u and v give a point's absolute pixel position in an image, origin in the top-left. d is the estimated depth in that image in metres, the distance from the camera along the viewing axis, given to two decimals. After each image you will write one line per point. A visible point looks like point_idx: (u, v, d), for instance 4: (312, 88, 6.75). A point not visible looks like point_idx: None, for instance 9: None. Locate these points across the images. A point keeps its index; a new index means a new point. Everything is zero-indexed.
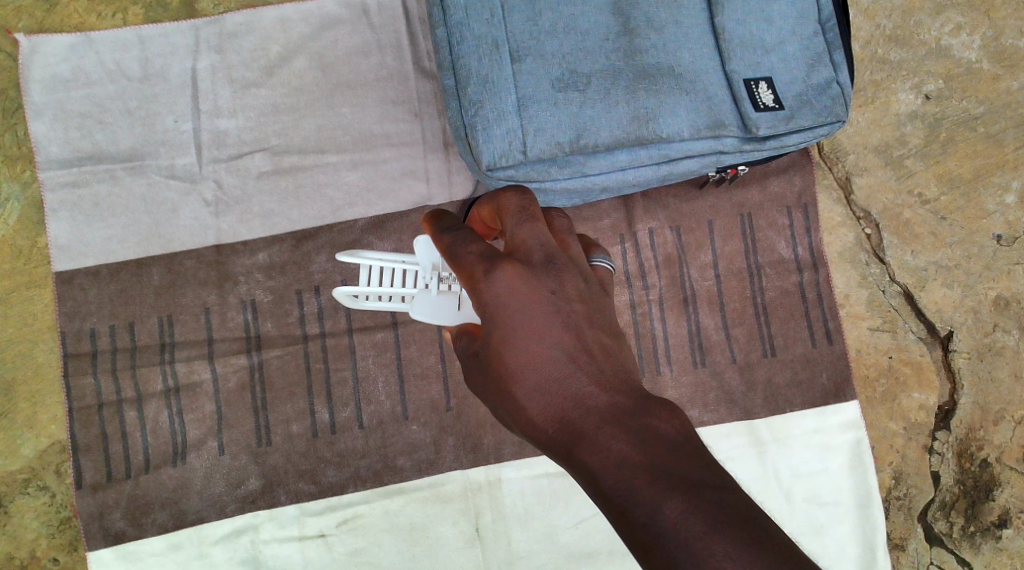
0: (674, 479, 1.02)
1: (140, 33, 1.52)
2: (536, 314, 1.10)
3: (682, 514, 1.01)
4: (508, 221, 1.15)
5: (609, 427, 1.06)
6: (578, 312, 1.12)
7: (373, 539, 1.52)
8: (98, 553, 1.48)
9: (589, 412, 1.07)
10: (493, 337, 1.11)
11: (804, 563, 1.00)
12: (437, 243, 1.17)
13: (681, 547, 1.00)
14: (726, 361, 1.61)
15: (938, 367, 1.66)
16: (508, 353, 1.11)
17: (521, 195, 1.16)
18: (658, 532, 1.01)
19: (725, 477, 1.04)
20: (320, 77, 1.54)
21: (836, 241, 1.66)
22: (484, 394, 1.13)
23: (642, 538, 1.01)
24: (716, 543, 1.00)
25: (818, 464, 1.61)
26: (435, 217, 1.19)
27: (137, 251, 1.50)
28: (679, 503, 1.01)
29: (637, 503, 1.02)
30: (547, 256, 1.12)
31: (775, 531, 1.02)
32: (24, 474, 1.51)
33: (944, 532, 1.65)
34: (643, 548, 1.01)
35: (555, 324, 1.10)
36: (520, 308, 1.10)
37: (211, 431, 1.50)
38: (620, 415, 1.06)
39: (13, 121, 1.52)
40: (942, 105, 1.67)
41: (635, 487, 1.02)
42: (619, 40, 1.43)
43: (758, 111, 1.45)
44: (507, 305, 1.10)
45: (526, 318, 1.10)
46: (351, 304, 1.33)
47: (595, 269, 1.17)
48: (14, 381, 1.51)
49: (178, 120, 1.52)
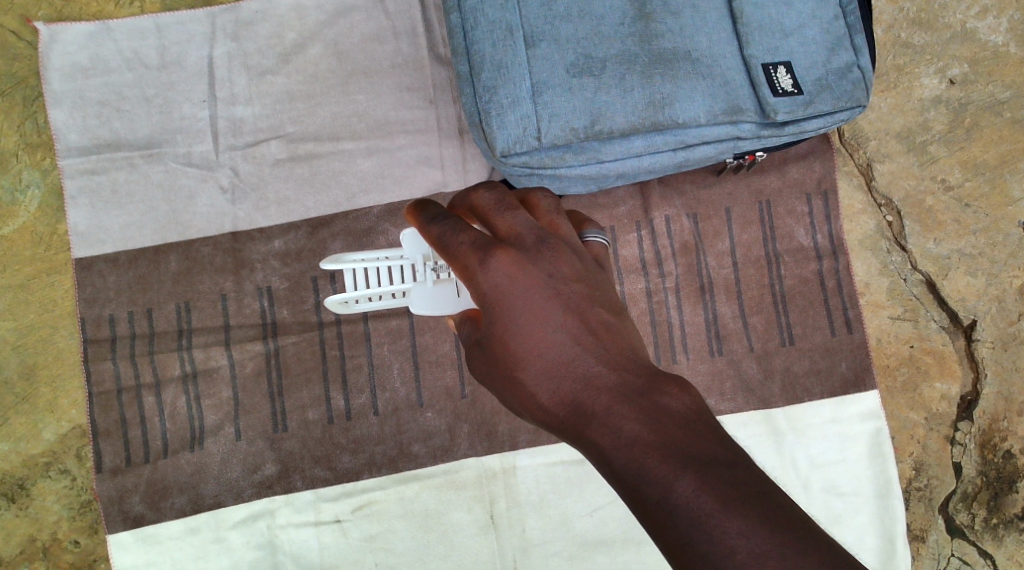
0: (685, 457, 1.02)
1: (158, 21, 1.54)
2: (539, 296, 1.08)
3: (694, 492, 1.00)
4: (488, 215, 1.12)
5: (618, 406, 1.05)
6: (580, 291, 1.10)
7: (388, 525, 1.52)
8: (118, 536, 1.50)
9: (598, 392, 1.06)
10: (496, 322, 1.09)
11: (820, 537, 0.99)
12: (425, 234, 1.12)
13: (696, 526, 1.00)
14: (744, 350, 1.60)
15: (960, 356, 1.63)
16: (515, 338, 1.09)
17: (492, 188, 1.13)
18: (672, 511, 1.00)
19: (737, 452, 1.03)
20: (335, 64, 1.54)
21: (856, 228, 1.64)
22: (489, 380, 1.12)
23: (656, 517, 1.01)
24: (730, 520, 0.99)
25: (836, 454, 1.60)
26: (417, 206, 1.14)
27: (156, 238, 1.52)
28: (692, 481, 1.00)
29: (649, 483, 1.02)
30: (540, 237, 1.10)
31: (789, 504, 1.01)
32: (46, 457, 1.53)
33: (965, 524, 1.63)
34: (657, 527, 1.01)
35: (559, 305, 1.09)
36: (522, 291, 1.08)
37: (228, 416, 1.51)
38: (629, 395, 1.05)
39: (33, 109, 1.54)
40: (967, 90, 1.64)
41: (646, 466, 1.02)
42: (635, 25, 1.42)
43: (776, 96, 1.43)
44: (508, 289, 1.08)
45: (530, 301, 1.08)
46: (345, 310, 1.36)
47: (589, 246, 1.15)
48: (35, 366, 1.53)
49: (194, 107, 1.53)
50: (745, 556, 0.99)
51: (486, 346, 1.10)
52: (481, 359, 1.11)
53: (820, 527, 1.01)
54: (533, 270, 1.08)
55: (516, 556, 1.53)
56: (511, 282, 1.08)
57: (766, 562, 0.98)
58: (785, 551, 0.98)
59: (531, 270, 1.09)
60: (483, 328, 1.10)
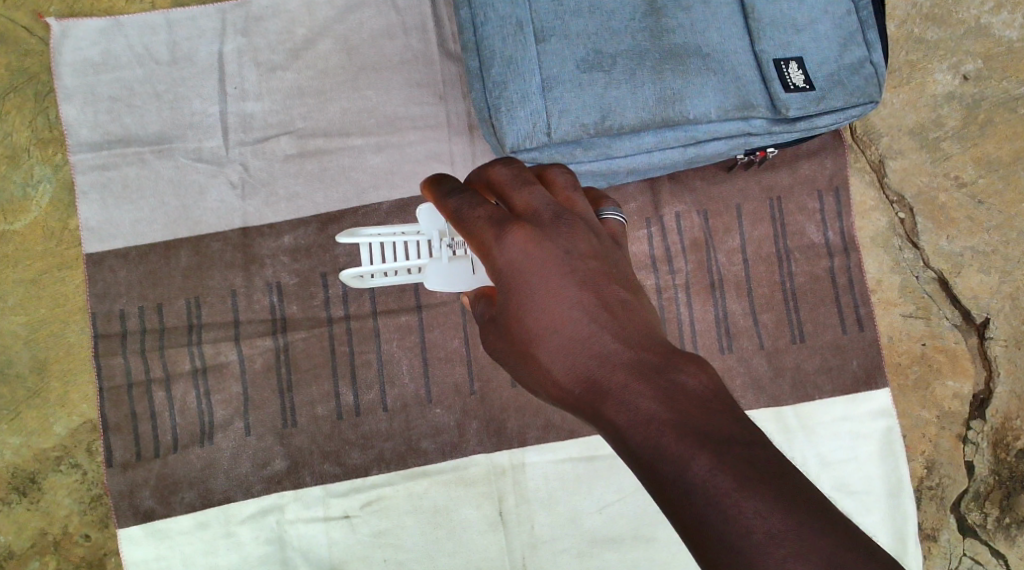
0: (702, 435, 1.01)
1: (169, 17, 1.54)
2: (555, 272, 1.08)
3: (710, 471, 1.00)
4: (505, 191, 1.11)
5: (634, 384, 1.05)
6: (597, 268, 1.09)
7: (397, 521, 1.53)
8: (128, 531, 1.50)
9: (614, 369, 1.06)
10: (512, 297, 1.09)
11: (837, 518, 0.99)
12: (443, 208, 1.11)
13: (711, 504, 0.99)
14: (754, 347, 1.59)
15: (973, 354, 1.62)
16: (531, 314, 1.08)
17: (509, 163, 1.11)
18: (688, 490, 1.00)
19: (755, 433, 1.02)
20: (345, 59, 1.54)
21: (868, 225, 1.63)
22: (504, 357, 1.12)
23: (671, 496, 1.00)
24: (745, 500, 0.99)
25: (847, 452, 1.59)
26: (434, 179, 1.13)
27: (166, 233, 1.52)
28: (707, 460, 1.00)
29: (664, 461, 1.01)
30: (556, 214, 1.09)
31: (806, 485, 1.01)
32: (57, 452, 1.54)
33: (977, 523, 1.61)
34: (671, 506, 1.01)
35: (575, 282, 1.08)
36: (539, 268, 1.08)
37: (238, 412, 1.52)
38: (646, 372, 1.05)
39: (45, 105, 1.55)
40: (981, 85, 1.63)
41: (662, 445, 1.01)
42: (646, 20, 1.41)
43: (788, 92, 1.42)
44: (525, 265, 1.07)
45: (546, 277, 1.08)
46: (360, 283, 1.35)
47: (605, 224, 1.15)
48: (46, 361, 1.54)
49: (205, 103, 1.53)
50: (760, 536, 0.98)
51: (502, 323, 1.10)
52: (496, 336, 1.11)
53: (837, 509, 1.00)
54: (549, 246, 1.08)
55: (525, 552, 1.53)
56: (527, 257, 1.08)
57: (782, 542, 0.98)
58: (801, 532, 0.98)
59: (547, 246, 1.08)
60: (499, 304, 1.10)
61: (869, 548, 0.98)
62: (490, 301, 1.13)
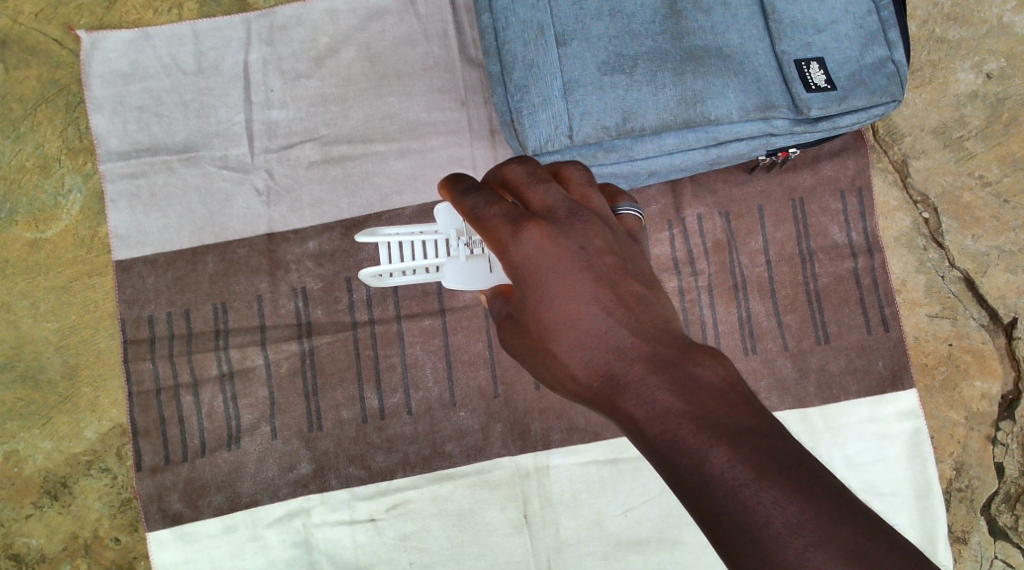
0: (719, 427, 1.01)
1: (195, 27, 1.57)
2: (571, 268, 1.08)
3: (728, 462, 1.00)
4: (521, 189, 1.12)
5: (651, 377, 1.05)
6: (611, 263, 1.09)
7: (422, 524, 1.53)
8: (157, 534, 1.52)
9: (631, 362, 1.06)
10: (528, 293, 1.09)
11: (859, 507, 0.99)
12: (459, 207, 1.12)
13: (730, 496, 0.99)
14: (778, 349, 1.59)
15: (1001, 355, 1.61)
16: (547, 310, 1.09)
17: (524, 162, 1.12)
18: (706, 482, 1.00)
19: (771, 423, 1.02)
20: (368, 66, 1.56)
21: (891, 225, 1.63)
22: (522, 353, 1.12)
23: (689, 488, 1.01)
24: (764, 490, 0.99)
25: (874, 454, 1.58)
26: (450, 180, 1.14)
27: (193, 240, 1.55)
28: (725, 451, 1.00)
29: (682, 453, 1.01)
30: (571, 210, 1.10)
31: (825, 474, 1.00)
32: (87, 456, 1.56)
33: (1009, 525, 1.60)
34: (691, 498, 1.01)
35: (591, 276, 1.08)
36: (554, 264, 1.08)
37: (264, 415, 1.53)
38: (661, 365, 1.05)
39: (76, 115, 1.58)
40: (1005, 84, 1.62)
41: (679, 437, 1.02)
42: (666, 22, 1.43)
43: (809, 92, 1.43)
44: (540, 261, 1.08)
45: (562, 273, 1.08)
46: (377, 283, 1.36)
47: (623, 219, 1.16)
48: (77, 366, 1.56)
49: (230, 111, 1.56)
50: (779, 526, 0.98)
51: (519, 319, 1.10)
52: (513, 332, 1.12)
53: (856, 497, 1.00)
54: (564, 242, 1.08)
55: (550, 555, 1.53)
56: (542, 254, 1.08)
57: (802, 531, 0.98)
58: (821, 521, 0.98)
59: (563, 241, 1.08)
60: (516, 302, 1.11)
61: (889, 535, 0.98)
62: (506, 299, 1.14)
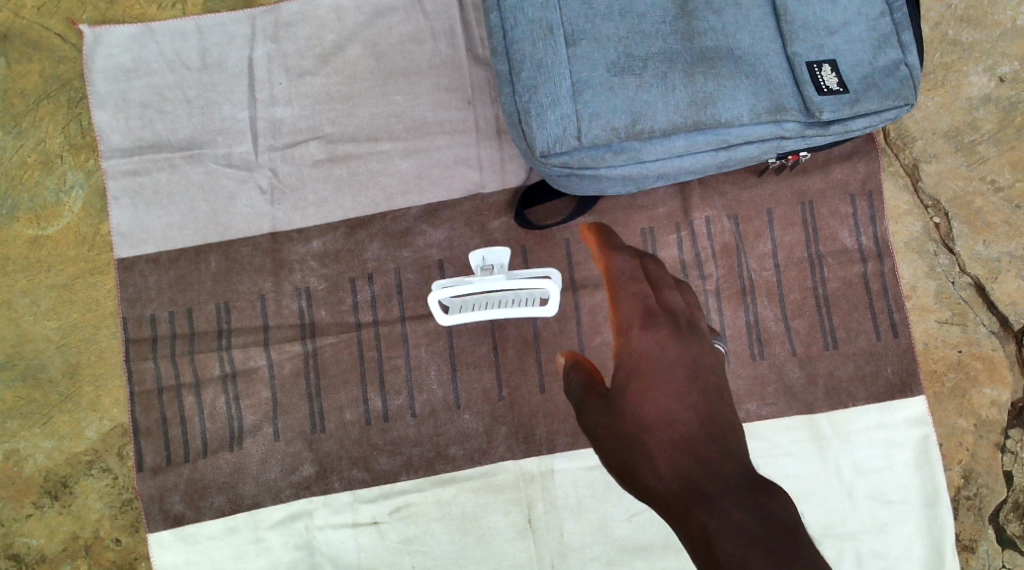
0: (707, 469, 1.24)
1: (199, 23, 1.55)
2: (664, 369, 1.29)
3: (719, 509, 1.22)
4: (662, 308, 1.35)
5: (667, 443, 1.25)
6: (691, 373, 1.29)
7: (425, 528, 1.52)
8: (158, 535, 1.50)
9: (666, 432, 1.25)
10: (624, 391, 1.30)
11: None
12: None
13: (708, 525, 1.22)
14: (786, 353, 1.57)
15: (1011, 362, 1.59)
16: (632, 389, 1.29)
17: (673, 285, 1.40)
18: (697, 519, 1.22)
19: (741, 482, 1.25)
20: (375, 64, 1.55)
21: (902, 230, 1.61)
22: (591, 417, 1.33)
23: (676, 512, 1.23)
24: (731, 517, 1.22)
25: (881, 461, 1.56)
26: None
27: (196, 238, 1.53)
28: (716, 495, 1.23)
29: (692, 483, 1.23)
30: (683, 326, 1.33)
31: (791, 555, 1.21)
32: (88, 456, 1.54)
33: (1017, 534, 1.58)
34: (677, 516, 1.23)
35: (676, 372, 1.28)
36: (658, 360, 1.30)
37: (267, 416, 1.52)
38: (689, 445, 1.24)
39: (78, 111, 1.56)
40: (1018, 88, 1.60)
41: (684, 468, 1.23)
42: (677, 23, 1.41)
43: (821, 94, 1.41)
44: (645, 358, 1.30)
45: (660, 375, 1.29)
46: (449, 319, 1.39)
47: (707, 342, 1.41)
48: (78, 365, 1.55)
49: (234, 108, 1.54)
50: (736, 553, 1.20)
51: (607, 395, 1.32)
52: (599, 405, 1.32)
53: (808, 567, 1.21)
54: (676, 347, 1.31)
55: (554, 560, 1.52)
56: (652, 349, 1.31)
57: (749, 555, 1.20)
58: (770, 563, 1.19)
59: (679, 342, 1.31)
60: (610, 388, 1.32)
61: None
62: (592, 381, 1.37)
